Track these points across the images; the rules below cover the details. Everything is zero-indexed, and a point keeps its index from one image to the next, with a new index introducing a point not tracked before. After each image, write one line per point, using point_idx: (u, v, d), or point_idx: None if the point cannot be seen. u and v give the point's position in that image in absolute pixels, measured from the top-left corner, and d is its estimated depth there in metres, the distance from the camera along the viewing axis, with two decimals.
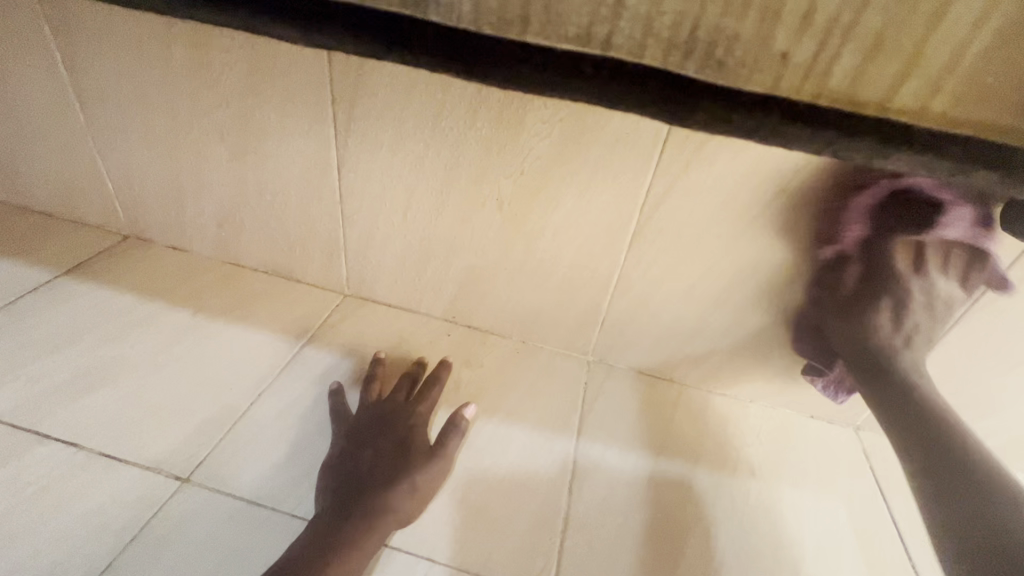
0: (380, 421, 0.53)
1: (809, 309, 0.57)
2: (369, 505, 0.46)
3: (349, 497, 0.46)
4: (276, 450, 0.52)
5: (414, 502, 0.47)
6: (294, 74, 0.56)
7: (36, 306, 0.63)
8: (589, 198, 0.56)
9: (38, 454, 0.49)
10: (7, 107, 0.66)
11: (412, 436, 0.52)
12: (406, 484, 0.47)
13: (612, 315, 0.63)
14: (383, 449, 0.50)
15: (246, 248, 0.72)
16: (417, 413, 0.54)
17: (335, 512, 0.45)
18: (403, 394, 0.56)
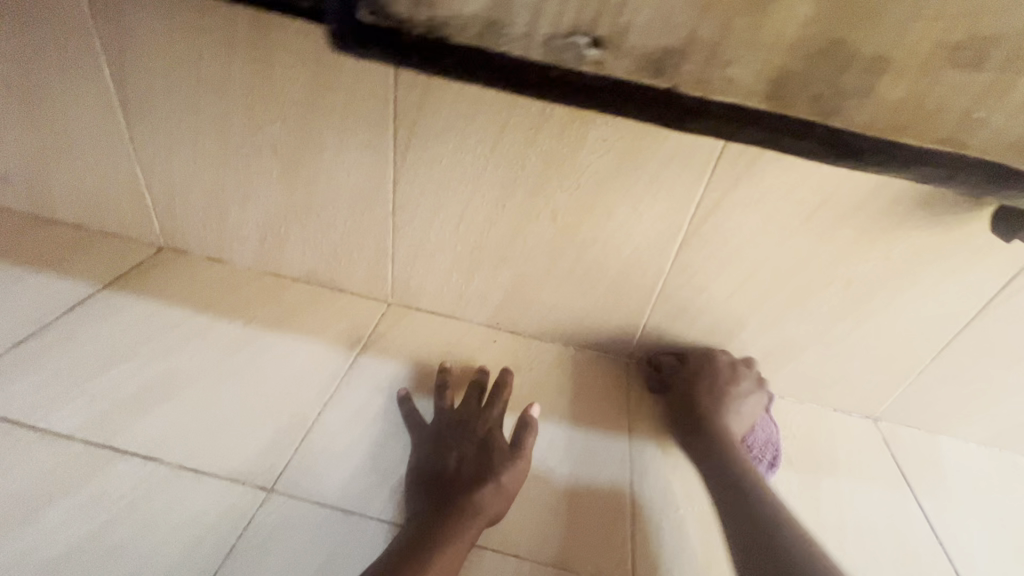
0: (456, 428, 0.56)
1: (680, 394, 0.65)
2: (462, 505, 0.48)
3: (442, 498, 0.49)
4: (352, 458, 0.54)
5: (499, 502, 0.50)
6: (357, 91, 0.57)
7: (86, 319, 0.63)
8: (642, 210, 0.59)
9: (119, 469, 0.49)
10: (48, 119, 0.67)
11: (488, 441, 0.55)
12: (492, 484, 0.50)
13: (655, 319, 0.67)
14: (467, 452, 0.53)
15: (289, 259, 0.72)
16: (490, 417, 0.57)
17: (430, 513, 0.48)
18: (473, 400, 0.59)
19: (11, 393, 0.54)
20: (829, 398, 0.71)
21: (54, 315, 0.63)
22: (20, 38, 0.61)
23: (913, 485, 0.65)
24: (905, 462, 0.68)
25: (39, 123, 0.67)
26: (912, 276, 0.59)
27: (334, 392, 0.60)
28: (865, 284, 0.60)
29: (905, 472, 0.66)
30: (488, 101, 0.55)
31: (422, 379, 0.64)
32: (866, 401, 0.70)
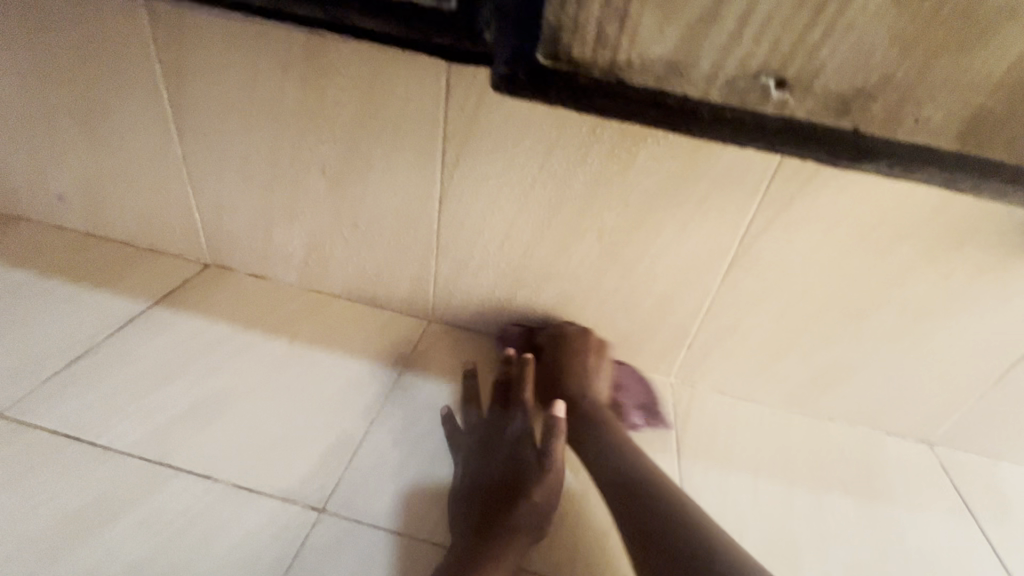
0: (487, 436, 0.56)
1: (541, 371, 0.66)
2: (506, 517, 0.48)
3: (483, 510, 0.49)
4: (401, 478, 0.54)
5: (535, 512, 0.50)
6: (407, 113, 0.58)
7: (138, 335, 0.65)
8: (690, 229, 0.59)
9: (176, 486, 0.50)
10: (107, 142, 0.69)
11: (520, 449, 0.54)
12: (531, 495, 0.50)
13: (700, 338, 0.66)
14: (497, 459, 0.54)
15: (332, 275, 0.73)
16: (517, 423, 0.57)
17: (474, 525, 0.48)
18: (499, 404, 0.59)
19: (71, 408, 0.55)
20: (881, 420, 0.68)
21: (108, 331, 0.65)
22: (85, 64, 0.64)
23: (975, 513, 0.62)
24: (965, 488, 0.65)
25: (96, 144, 0.70)
26: (974, 297, 0.57)
27: (380, 410, 0.60)
28: (922, 304, 0.58)
29: (965, 499, 0.64)
30: (539, 122, 0.56)
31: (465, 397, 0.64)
32: (922, 423, 0.67)
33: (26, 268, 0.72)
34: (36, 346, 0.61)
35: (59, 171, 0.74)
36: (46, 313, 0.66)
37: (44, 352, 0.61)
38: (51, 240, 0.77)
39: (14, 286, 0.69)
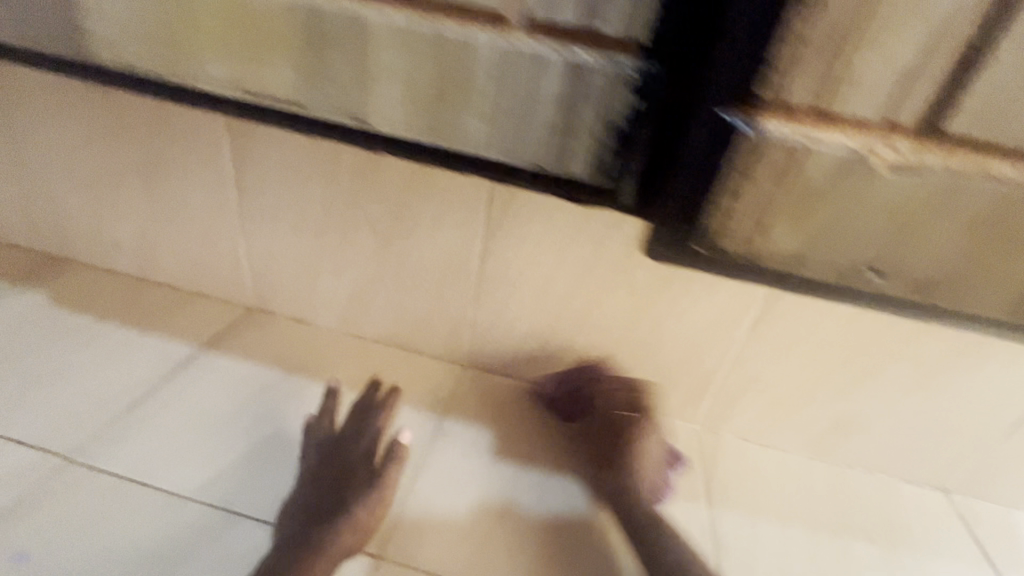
0: (332, 457, 0.58)
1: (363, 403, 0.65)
2: (315, 539, 0.51)
3: (300, 533, 0.52)
4: (452, 528, 0.57)
5: (353, 536, 0.53)
6: (457, 177, 0.63)
7: (189, 380, 0.68)
8: (717, 288, 0.63)
9: (238, 531, 0.53)
10: (165, 194, 0.74)
11: (355, 472, 0.57)
12: (347, 520, 0.53)
13: (724, 387, 0.70)
14: (326, 480, 0.56)
15: (370, 322, 0.77)
16: (361, 447, 0.59)
17: (283, 547, 0.51)
18: (354, 426, 0.62)
19: (132, 453, 0.58)
20: (899, 468, 0.71)
21: (162, 376, 0.68)
22: (155, 126, 0.69)
23: (994, 561, 0.65)
24: (983, 536, 0.67)
25: (154, 196, 0.74)
26: (986, 354, 0.61)
27: (424, 458, 0.63)
28: (938, 361, 0.62)
29: (984, 547, 0.66)
30: None
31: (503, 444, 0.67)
32: (938, 472, 0.70)
33: (79, 311, 0.76)
34: (96, 391, 0.64)
35: (115, 219, 0.78)
36: (100, 356, 0.69)
37: (104, 396, 0.64)
38: (101, 283, 0.80)
39: (70, 329, 0.73)
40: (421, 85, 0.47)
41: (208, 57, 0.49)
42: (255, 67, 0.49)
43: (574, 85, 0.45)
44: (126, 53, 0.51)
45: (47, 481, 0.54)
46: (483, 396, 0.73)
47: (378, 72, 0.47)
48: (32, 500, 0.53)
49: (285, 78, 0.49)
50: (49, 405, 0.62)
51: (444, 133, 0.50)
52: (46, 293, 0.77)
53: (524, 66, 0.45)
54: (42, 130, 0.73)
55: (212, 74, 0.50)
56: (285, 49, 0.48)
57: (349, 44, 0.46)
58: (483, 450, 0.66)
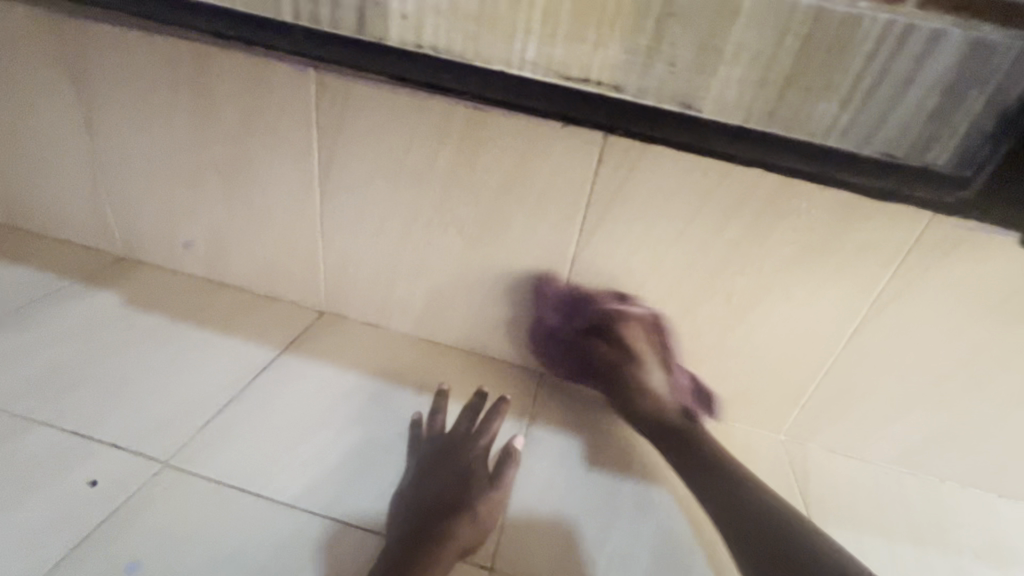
0: (451, 452, 0.58)
1: (464, 425, 0.62)
2: (436, 531, 0.51)
3: (420, 524, 0.52)
4: (559, 537, 0.56)
5: (472, 531, 0.52)
6: (556, 180, 0.62)
7: (274, 385, 0.66)
8: (819, 295, 0.62)
9: (347, 541, 0.52)
10: (245, 194, 0.73)
11: (473, 469, 0.57)
12: (467, 515, 0.53)
13: (818, 397, 0.68)
14: (446, 476, 0.56)
15: (448, 327, 0.75)
16: (475, 447, 0.59)
17: (404, 537, 0.51)
18: (465, 426, 0.61)
19: (228, 459, 0.56)
20: (999, 483, 0.69)
21: (246, 380, 0.66)
22: (243, 126, 0.68)
23: None
24: None
25: (234, 197, 0.73)
26: None
27: (525, 465, 0.62)
28: None
29: None
30: (686, 194, 0.59)
31: (595, 452, 0.65)
32: None
33: (154, 312, 0.74)
34: (183, 393, 0.63)
35: (190, 219, 0.77)
36: (182, 359, 0.68)
37: (193, 400, 0.62)
38: (171, 284, 0.79)
39: (147, 331, 0.71)
40: (769, 74, 0.43)
41: (530, 36, 0.45)
42: (585, 51, 0.44)
43: (965, 59, 0.40)
44: (426, 28, 0.46)
45: (148, 485, 0.53)
46: (561, 388, 0.73)
47: (721, 56, 0.43)
48: (135, 506, 0.51)
49: (612, 53, 0.44)
50: (137, 407, 0.60)
51: (794, 119, 0.44)
52: (119, 294, 0.76)
53: (908, 40, 0.40)
54: (124, 128, 0.72)
55: (529, 56, 0.45)
56: (623, 34, 0.43)
57: (696, 26, 0.42)
58: (576, 458, 0.64)
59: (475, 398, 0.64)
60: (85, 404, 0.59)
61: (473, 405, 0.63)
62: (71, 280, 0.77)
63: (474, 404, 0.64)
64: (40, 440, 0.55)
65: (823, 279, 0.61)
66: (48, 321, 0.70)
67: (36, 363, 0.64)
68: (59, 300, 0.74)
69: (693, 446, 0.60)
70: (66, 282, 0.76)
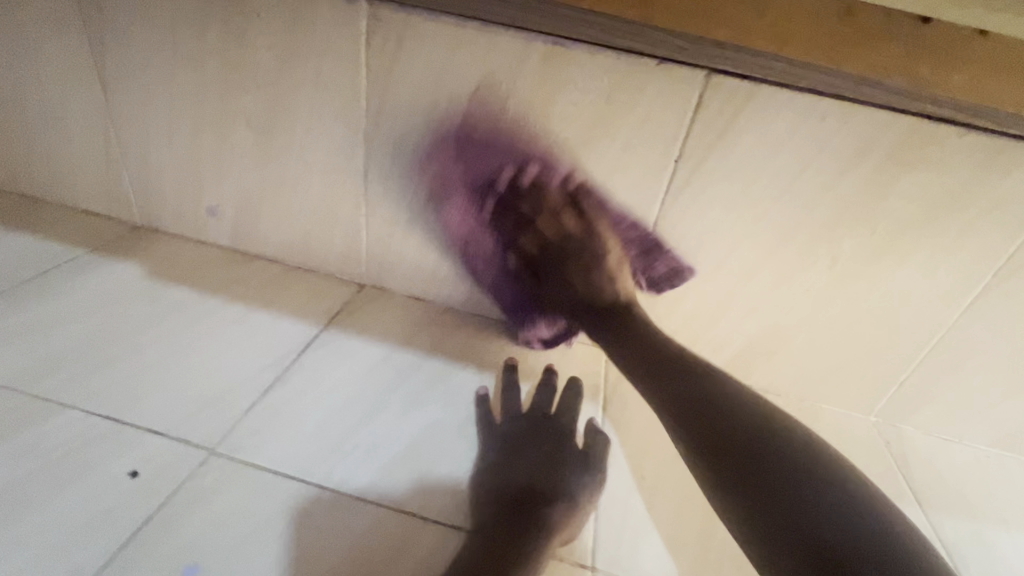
0: (534, 434, 0.53)
1: (541, 398, 0.58)
2: (533, 517, 0.46)
3: (512, 508, 0.47)
4: (661, 531, 0.50)
5: (571, 519, 0.48)
6: (643, 130, 0.55)
7: (323, 363, 0.59)
8: (936, 262, 0.56)
9: (428, 536, 0.45)
10: (281, 152, 0.65)
11: (563, 449, 0.53)
12: (564, 501, 0.48)
13: (917, 373, 0.63)
14: (536, 456, 0.51)
15: (505, 300, 0.68)
16: (560, 427, 0.55)
17: (498, 523, 0.46)
18: (546, 405, 0.57)
19: (282, 445, 0.50)
20: None
21: (291, 357, 0.59)
22: (280, 71, 0.60)
23: None
24: None
25: (267, 155, 0.66)
26: None
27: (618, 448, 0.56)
28: None
29: None
30: (794, 145, 0.53)
31: None
32: None
33: (180, 285, 0.67)
34: (222, 373, 0.56)
35: (216, 183, 0.69)
36: (219, 334, 0.61)
37: (235, 379, 0.55)
38: (195, 256, 0.72)
39: (174, 306, 0.64)
40: None
41: None
42: None
43: None
44: None
45: (196, 476, 0.46)
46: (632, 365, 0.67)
47: None
48: (182, 501, 0.44)
49: None
50: (173, 388, 0.53)
51: None
52: (139, 266, 0.69)
53: None
54: (141, 76, 0.63)
55: None
56: None
57: None
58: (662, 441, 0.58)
59: (547, 371, 0.60)
60: (114, 386, 0.52)
61: (547, 379, 0.60)
62: (84, 251, 0.69)
63: (547, 376, 0.60)
64: (65, 426, 0.48)
65: (944, 244, 0.55)
66: (62, 295, 0.62)
67: (53, 339, 0.57)
68: (72, 272, 0.66)
69: (693, 391, 0.52)
70: (79, 253, 0.69)
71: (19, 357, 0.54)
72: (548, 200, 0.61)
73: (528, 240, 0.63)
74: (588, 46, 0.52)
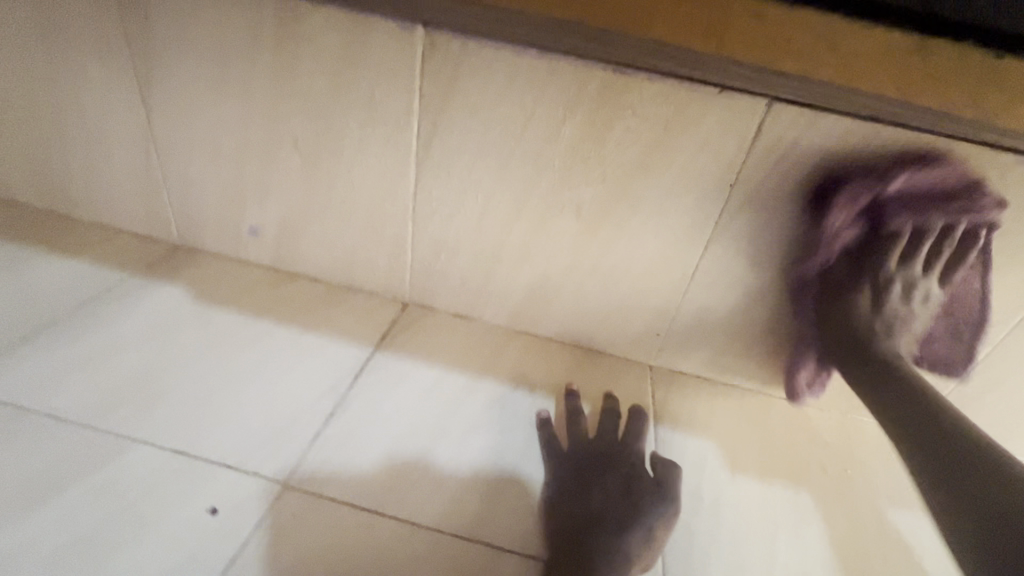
0: (605, 460, 0.54)
1: (610, 426, 0.58)
2: (612, 549, 0.47)
3: (591, 540, 0.47)
4: (725, 555, 0.51)
5: (649, 547, 0.48)
6: (701, 156, 0.55)
7: (380, 386, 0.60)
8: (987, 285, 0.57)
9: (505, 567, 0.47)
10: (329, 174, 0.65)
11: (636, 475, 0.53)
12: (642, 530, 0.48)
13: (961, 389, 0.64)
14: (612, 487, 0.51)
15: (551, 318, 0.69)
16: (630, 453, 0.55)
17: (578, 556, 0.46)
18: (613, 429, 0.57)
19: (353, 476, 0.51)
20: None
21: (348, 383, 0.60)
22: (332, 94, 0.59)
23: None
24: None
25: (315, 177, 0.65)
26: None
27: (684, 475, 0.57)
28: None
29: None
30: (852, 171, 0.53)
31: (732, 454, 0.61)
32: None
33: (230, 308, 0.67)
34: (283, 401, 0.56)
35: (261, 203, 0.68)
36: (273, 360, 0.61)
37: (298, 408, 0.56)
38: (238, 277, 0.71)
39: (227, 330, 0.64)
40: None
41: None
42: None
43: None
44: None
45: (276, 512, 0.47)
46: (677, 383, 0.68)
47: None
48: (266, 537, 0.45)
49: None
50: (237, 419, 0.54)
51: None
52: (184, 288, 0.68)
53: None
54: (189, 98, 0.63)
55: None
56: None
57: None
58: (716, 461, 0.59)
59: (609, 398, 0.61)
60: (181, 419, 0.53)
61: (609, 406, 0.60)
62: (127, 274, 0.69)
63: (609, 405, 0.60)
64: (140, 463, 0.49)
65: (996, 268, 0.55)
66: (114, 322, 0.62)
67: (114, 369, 0.57)
68: (119, 297, 0.66)
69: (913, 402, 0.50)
70: (123, 276, 0.68)
71: (82, 390, 0.54)
72: (602, 224, 0.61)
73: (584, 262, 0.64)
74: (649, 73, 0.52)
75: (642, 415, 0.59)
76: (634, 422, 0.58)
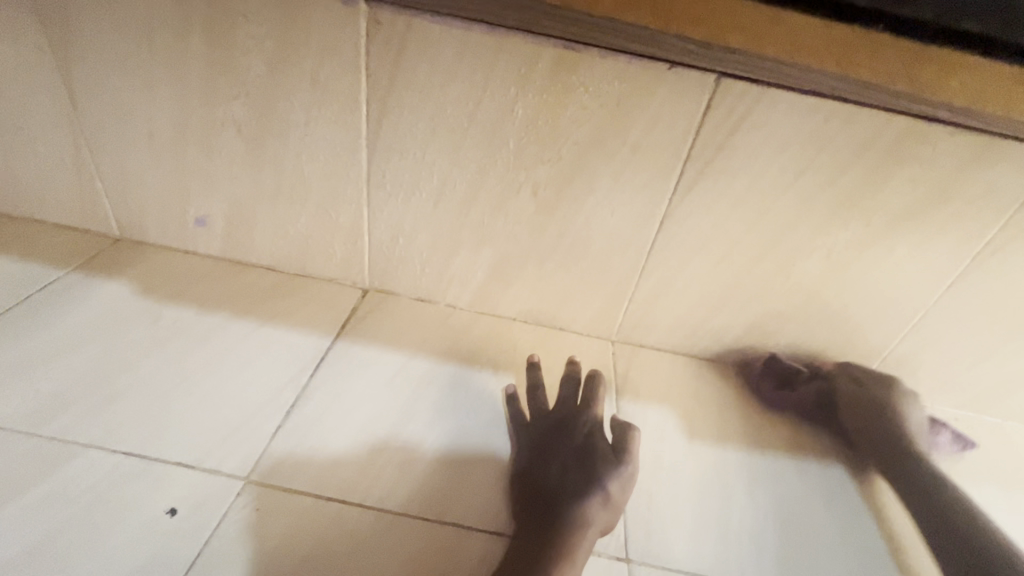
0: (563, 429, 0.55)
1: (568, 399, 0.59)
2: (571, 516, 0.48)
3: (549, 510, 0.48)
4: (685, 517, 0.54)
5: (607, 511, 0.50)
6: (654, 133, 0.55)
7: (342, 376, 0.59)
8: (925, 249, 0.60)
9: (474, 543, 0.48)
10: (276, 159, 0.62)
11: (593, 443, 0.54)
12: (600, 495, 0.50)
13: (899, 350, 0.68)
14: (569, 459, 0.52)
15: (512, 299, 0.69)
16: (588, 422, 0.56)
17: (537, 526, 0.48)
18: (571, 402, 0.59)
19: (316, 467, 0.51)
20: None
21: (308, 373, 0.59)
22: (273, 76, 0.57)
23: None
24: None
25: (261, 163, 0.63)
26: None
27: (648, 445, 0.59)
28: None
29: None
30: (797, 143, 0.54)
31: (689, 422, 0.63)
32: None
33: (180, 301, 0.64)
34: (241, 396, 0.55)
35: (205, 192, 0.65)
36: (228, 353, 0.60)
37: (256, 403, 0.55)
38: (188, 269, 0.69)
39: (177, 325, 0.62)
40: None
41: None
42: None
43: None
44: None
45: (239, 506, 0.47)
46: (639, 357, 0.70)
47: None
48: (226, 533, 0.45)
49: None
50: (193, 417, 0.52)
51: None
52: (129, 282, 0.65)
53: None
54: (116, 83, 0.58)
55: None
56: None
57: None
58: (675, 430, 0.62)
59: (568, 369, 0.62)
60: (132, 419, 0.51)
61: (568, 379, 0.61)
62: (65, 271, 0.65)
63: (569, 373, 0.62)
64: (90, 467, 0.47)
65: (931, 232, 0.58)
66: (53, 322, 0.59)
67: (56, 372, 0.54)
68: (56, 295, 0.62)
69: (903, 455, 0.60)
70: (61, 273, 0.65)
71: (19, 395, 0.52)
72: (558, 203, 0.61)
73: (543, 242, 0.64)
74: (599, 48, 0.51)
75: (599, 380, 0.61)
76: (593, 392, 0.59)
